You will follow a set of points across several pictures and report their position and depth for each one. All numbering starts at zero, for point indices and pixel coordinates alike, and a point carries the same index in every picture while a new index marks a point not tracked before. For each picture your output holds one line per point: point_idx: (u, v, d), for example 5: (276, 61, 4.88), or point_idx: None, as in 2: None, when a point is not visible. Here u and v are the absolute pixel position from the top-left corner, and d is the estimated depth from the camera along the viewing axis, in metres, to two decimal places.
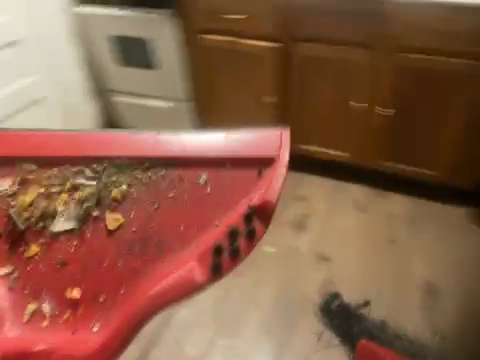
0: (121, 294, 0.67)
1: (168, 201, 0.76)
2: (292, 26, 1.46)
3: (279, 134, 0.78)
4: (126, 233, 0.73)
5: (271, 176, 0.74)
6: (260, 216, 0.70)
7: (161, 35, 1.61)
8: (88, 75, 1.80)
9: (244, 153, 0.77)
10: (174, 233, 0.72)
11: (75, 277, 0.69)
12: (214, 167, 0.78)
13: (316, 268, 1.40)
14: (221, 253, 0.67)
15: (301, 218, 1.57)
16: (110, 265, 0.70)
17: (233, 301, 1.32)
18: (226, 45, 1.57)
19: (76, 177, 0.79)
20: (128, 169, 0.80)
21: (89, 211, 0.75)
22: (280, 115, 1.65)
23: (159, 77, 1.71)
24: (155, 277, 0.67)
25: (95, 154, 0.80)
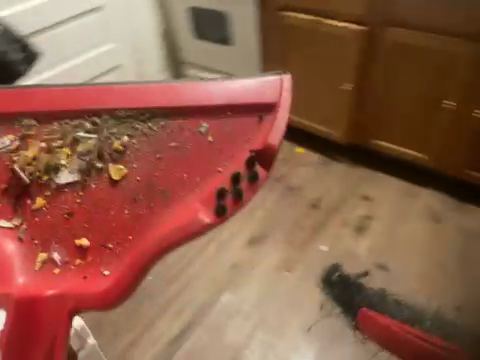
0: (128, 241, 0.59)
1: (162, 156, 0.62)
2: (381, 9, 1.32)
3: (279, 78, 0.61)
4: (132, 184, 0.61)
5: (272, 124, 0.59)
6: (263, 160, 0.59)
7: (240, 10, 1.55)
8: (163, 46, 1.83)
9: (240, 96, 0.60)
10: (174, 181, 0.61)
11: (83, 225, 0.61)
12: (207, 114, 0.62)
13: (373, 276, 1.28)
14: (224, 195, 0.57)
15: (362, 217, 1.45)
16: (117, 213, 0.60)
17: (279, 296, 1.26)
18: (305, 25, 1.47)
19: (77, 130, 0.63)
20: (130, 118, 0.63)
21: (92, 164, 0.62)
22: (354, 106, 1.52)
23: (234, 53, 1.66)
24: (158, 221, 0.59)
25: (83, 103, 0.62)
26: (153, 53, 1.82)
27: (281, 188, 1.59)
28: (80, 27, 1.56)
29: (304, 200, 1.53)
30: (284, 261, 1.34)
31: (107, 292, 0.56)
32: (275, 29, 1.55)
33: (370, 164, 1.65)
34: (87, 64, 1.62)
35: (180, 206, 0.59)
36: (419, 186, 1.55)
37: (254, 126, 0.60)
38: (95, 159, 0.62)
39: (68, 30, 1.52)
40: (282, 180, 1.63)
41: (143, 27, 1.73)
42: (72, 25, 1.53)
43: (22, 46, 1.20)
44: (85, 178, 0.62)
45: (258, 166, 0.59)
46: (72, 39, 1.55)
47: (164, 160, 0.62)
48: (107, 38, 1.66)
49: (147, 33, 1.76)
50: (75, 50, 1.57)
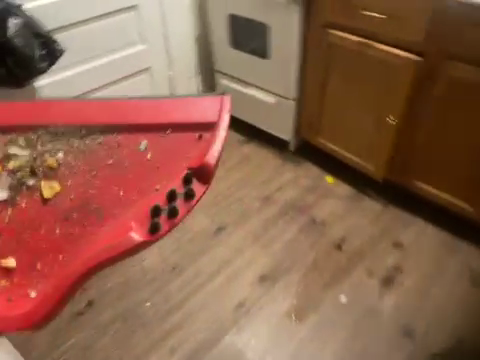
0: (59, 259, 0.71)
1: (107, 167, 0.86)
2: (444, 39, 1.14)
3: (219, 100, 0.91)
4: (65, 201, 0.80)
5: (208, 141, 0.86)
6: (196, 175, 0.81)
7: (283, 24, 1.42)
8: (196, 52, 1.77)
9: (181, 118, 0.90)
10: (113, 195, 0.81)
11: (13, 246, 0.74)
12: (156, 134, 0.90)
13: (395, 343, 1.13)
14: (159, 212, 0.76)
15: (389, 268, 1.29)
16: (47, 231, 0.75)
17: (285, 348, 1.12)
18: (354, 47, 1.32)
19: (10, 147, 0.88)
20: (64, 137, 0.91)
21: (22, 180, 0.83)
22: (398, 141, 1.37)
23: (269, 68, 1.57)
24: (91, 241, 0.73)
25: (33, 124, 0.92)
26: (187, 56, 1.75)
27: (303, 221, 1.45)
28: (111, 25, 1.47)
29: (327, 238, 1.39)
30: (295, 307, 1.20)
31: (34, 314, 0.63)
32: (319, 47, 1.41)
33: (406, 206, 1.48)
34: (116, 63, 1.55)
35: (116, 225, 0.76)
36: (462, 241, 1.36)
37: (192, 141, 0.87)
38: (26, 174, 0.84)
39: (96, 27, 1.44)
40: (306, 211, 1.49)
41: (178, 29, 1.65)
42: (102, 23, 1.45)
43: (43, 42, 1.15)
44: (15, 191, 0.81)
45: (194, 181, 0.81)
46: (100, 38, 1.47)
47: (101, 175, 0.85)
48: (139, 38, 1.58)
49: (182, 35, 1.68)
50: (103, 48, 1.49)
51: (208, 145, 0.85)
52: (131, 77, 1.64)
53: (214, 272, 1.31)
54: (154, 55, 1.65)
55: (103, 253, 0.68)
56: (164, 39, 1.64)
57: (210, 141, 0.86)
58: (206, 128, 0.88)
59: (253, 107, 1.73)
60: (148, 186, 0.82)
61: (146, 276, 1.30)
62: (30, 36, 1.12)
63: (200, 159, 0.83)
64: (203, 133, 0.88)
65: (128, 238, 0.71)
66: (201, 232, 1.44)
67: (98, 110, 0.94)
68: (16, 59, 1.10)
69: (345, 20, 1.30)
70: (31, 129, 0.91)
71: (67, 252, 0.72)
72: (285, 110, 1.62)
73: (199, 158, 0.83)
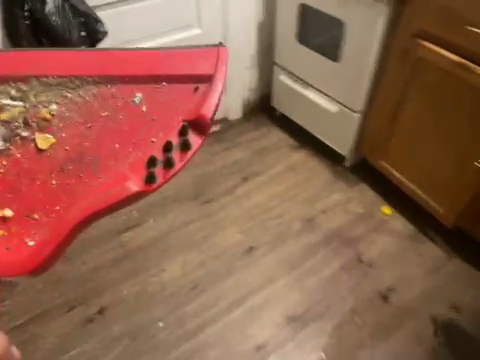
0: (55, 211, 0.70)
1: (102, 119, 0.81)
2: None
3: (217, 51, 0.87)
4: (60, 153, 0.77)
5: (206, 92, 0.83)
6: (195, 129, 0.79)
7: (364, 24, 1.20)
8: (258, 40, 1.59)
9: (178, 69, 0.86)
10: (109, 149, 0.77)
11: (7, 196, 0.72)
12: (150, 86, 0.85)
13: None
14: (155, 164, 0.74)
15: (439, 337, 1.11)
16: (43, 183, 0.73)
17: None
18: (445, 67, 1.08)
19: (2, 97, 0.82)
20: (55, 88, 0.84)
21: (17, 131, 0.79)
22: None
23: (338, 73, 1.35)
24: (86, 191, 0.72)
25: (23, 74, 0.84)
26: (243, 44, 1.56)
27: (347, 256, 1.27)
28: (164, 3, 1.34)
29: (371, 284, 1.21)
30: None
31: (28, 263, 0.64)
32: (401, 60, 1.17)
33: (472, 259, 1.26)
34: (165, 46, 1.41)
35: (112, 172, 0.74)
36: None
37: (188, 95, 0.83)
38: (22, 126, 0.79)
39: (149, 5, 1.31)
40: (353, 245, 1.30)
41: (238, 15, 1.47)
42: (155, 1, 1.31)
43: (81, 22, 1.02)
44: (9, 143, 0.77)
45: (191, 133, 0.79)
46: (151, 17, 1.34)
47: (94, 128, 0.80)
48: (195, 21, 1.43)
49: (241, 22, 1.50)
50: (153, 29, 1.36)
51: (208, 94, 0.83)
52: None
53: (236, 301, 1.18)
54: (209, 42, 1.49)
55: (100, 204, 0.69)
56: (222, 24, 1.48)
57: (208, 91, 0.83)
58: (201, 79, 0.85)
59: (310, 112, 1.53)
60: (142, 139, 0.78)
61: (164, 290, 1.21)
62: (68, 14, 0.99)
63: (198, 110, 0.81)
64: (200, 83, 0.84)
65: (126, 189, 0.71)
66: (230, 247, 1.30)
67: (97, 62, 0.87)
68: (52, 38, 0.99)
69: (442, 32, 1.06)
70: (40, 76, 0.85)
71: (67, 208, 0.70)
72: (348, 124, 1.41)
73: (197, 109, 0.81)
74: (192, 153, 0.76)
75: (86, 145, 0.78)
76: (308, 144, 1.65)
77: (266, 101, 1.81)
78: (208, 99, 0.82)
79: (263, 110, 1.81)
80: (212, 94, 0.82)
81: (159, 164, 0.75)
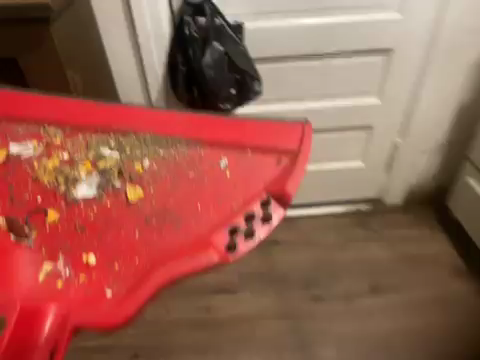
0: (135, 264, 0.68)
1: (186, 180, 0.75)
2: None
3: (300, 128, 0.77)
4: (147, 207, 0.72)
5: (289, 170, 0.73)
6: (277, 199, 0.71)
7: None
8: (448, 121, 1.40)
9: (262, 139, 0.77)
10: (190, 209, 0.72)
11: (91, 241, 0.70)
12: (235, 151, 0.76)
13: None
14: (234, 234, 0.69)
15: None
16: (126, 234, 0.70)
17: None
18: None
19: (101, 147, 0.77)
20: (150, 144, 0.77)
21: (110, 180, 0.74)
22: None
23: None
24: (168, 247, 0.69)
25: (124, 127, 0.79)
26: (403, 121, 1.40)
27: None
28: (330, 69, 1.27)
29: None
30: None
31: (107, 319, 0.64)
32: None
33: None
34: (319, 115, 1.37)
35: (194, 232, 0.70)
36: None
37: (267, 166, 0.74)
38: (116, 177, 0.74)
39: (314, 66, 1.26)
40: None
41: (411, 91, 1.33)
42: (321, 63, 1.26)
43: (237, 79, 1.11)
44: (100, 190, 0.73)
45: (273, 203, 0.71)
46: (310, 81, 1.29)
47: (180, 186, 0.74)
48: (358, 90, 1.33)
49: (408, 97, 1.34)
50: (320, 92, 1.33)
51: (290, 169, 0.73)
52: (325, 132, 1.43)
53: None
54: (380, 113, 1.38)
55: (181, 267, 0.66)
56: (403, 100, 1.35)
57: (291, 165, 0.73)
58: (284, 153, 0.75)
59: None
60: (219, 205, 0.72)
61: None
62: (225, 69, 1.09)
63: (281, 183, 0.72)
64: (283, 156, 0.75)
65: (205, 260, 0.66)
66: None
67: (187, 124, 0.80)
68: (207, 88, 1.10)
69: None
70: (137, 131, 0.79)
71: (146, 265, 0.68)
72: None
73: (280, 183, 0.72)
74: (275, 222, 0.69)
75: (171, 203, 0.73)
76: (434, 275, 1.43)
77: (410, 203, 1.63)
78: (291, 176, 0.72)
79: (409, 207, 1.62)
80: (297, 171, 0.72)
81: (240, 232, 0.69)
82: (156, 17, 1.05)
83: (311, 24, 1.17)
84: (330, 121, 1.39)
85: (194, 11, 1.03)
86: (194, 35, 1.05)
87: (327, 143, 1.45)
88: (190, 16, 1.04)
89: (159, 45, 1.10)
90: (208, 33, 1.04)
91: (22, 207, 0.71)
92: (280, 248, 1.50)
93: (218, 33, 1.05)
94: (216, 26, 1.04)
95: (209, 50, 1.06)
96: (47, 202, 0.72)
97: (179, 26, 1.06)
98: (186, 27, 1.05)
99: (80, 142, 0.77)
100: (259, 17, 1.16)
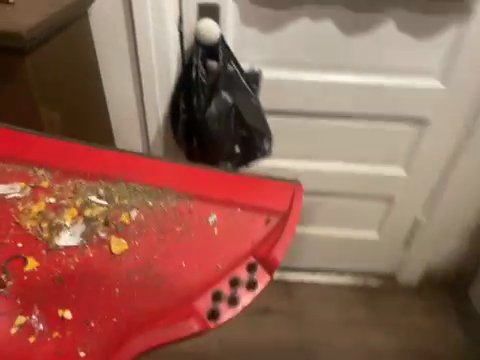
0: (112, 322, 0.61)
1: (173, 233, 0.68)
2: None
3: (292, 187, 0.72)
4: (131, 261, 0.66)
5: (278, 233, 0.67)
6: (264, 264, 0.65)
7: None
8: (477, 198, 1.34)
9: (253, 195, 0.72)
10: (174, 266, 0.66)
11: (68, 295, 0.63)
12: (225, 206, 0.71)
13: None
14: (217, 300, 0.63)
15: None
16: (106, 289, 0.63)
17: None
18: None
19: (89, 192, 0.71)
20: (140, 193, 0.72)
21: (95, 229, 0.68)
22: None
23: None
24: (149, 306, 0.63)
25: (114, 174, 0.73)
26: (413, 188, 1.35)
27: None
28: (341, 132, 1.24)
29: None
30: None
31: None
32: None
33: None
34: (324, 180, 1.35)
35: (177, 293, 0.64)
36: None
37: (257, 226, 0.69)
38: (101, 226, 0.68)
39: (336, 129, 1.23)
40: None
41: (426, 157, 1.26)
42: (333, 124, 1.22)
43: (244, 136, 1.13)
44: (84, 240, 0.67)
45: (259, 267, 0.65)
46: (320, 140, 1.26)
47: (165, 240, 0.68)
48: (368, 158, 1.30)
49: (422, 163, 1.28)
50: (342, 155, 1.30)
51: (280, 230, 0.68)
52: (329, 197, 1.40)
53: None
54: (406, 184, 1.34)
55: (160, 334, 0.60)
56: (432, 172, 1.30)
57: (282, 225, 0.68)
58: (275, 210, 0.70)
59: None
60: (205, 263, 0.66)
61: None
62: (230, 122, 1.10)
63: (269, 247, 0.66)
64: (273, 214, 0.70)
65: (184, 328, 0.61)
66: None
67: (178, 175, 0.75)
68: (210, 139, 1.10)
69: None
70: (128, 179, 0.73)
71: (124, 325, 0.61)
72: None
73: (268, 246, 0.66)
74: (261, 288, 0.64)
75: (155, 260, 0.66)
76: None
77: (423, 282, 1.65)
78: (280, 239, 0.67)
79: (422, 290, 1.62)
80: (288, 231, 0.67)
81: (223, 298, 0.63)
82: (162, 47, 1.05)
83: (328, 79, 1.13)
84: (334, 188, 1.36)
85: (205, 55, 1.03)
86: (203, 81, 1.05)
87: (329, 209, 1.43)
88: (200, 58, 1.04)
89: (163, 76, 1.10)
90: (218, 80, 1.05)
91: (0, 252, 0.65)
92: (272, 316, 1.54)
93: (229, 81, 1.05)
94: (227, 74, 1.04)
95: (215, 100, 1.06)
96: (27, 249, 0.65)
97: (187, 69, 1.06)
98: (194, 70, 1.04)
99: (69, 185, 0.71)
100: (276, 66, 1.12)
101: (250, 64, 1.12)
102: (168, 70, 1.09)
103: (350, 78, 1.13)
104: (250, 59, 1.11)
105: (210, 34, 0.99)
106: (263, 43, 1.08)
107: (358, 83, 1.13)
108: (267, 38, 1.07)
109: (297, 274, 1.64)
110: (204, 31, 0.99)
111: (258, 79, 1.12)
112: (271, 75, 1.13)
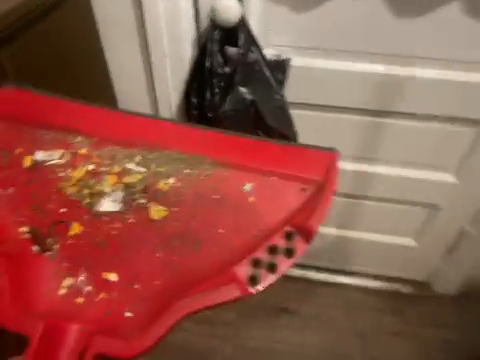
0: (154, 285, 0.61)
1: (209, 202, 0.67)
2: None
3: (327, 156, 0.67)
4: (169, 227, 0.65)
5: (315, 202, 0.63)
6: (301, 232, 0.61)
7: None
8: None
9: (287, 163, 0.67)
10: (211, 233, 0.64)
11: (111, 259, 0.62)
12: (259, 174, 0.68)
13: None
14: (256, 266, 0.60)
15: None
16: (148, 253, 0.63)
17: None
18: None
19: (126, 160, 0.70)
20: (176, 162, 0.70)
21: (134, 196, 0.67)
22: None
23: None
24: (189, 271, 0.62)
25: (146, 141, 0.71)
26: (457, 195, 1.19)
27: None
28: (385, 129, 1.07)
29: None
30: None
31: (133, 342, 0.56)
32: None
33: None
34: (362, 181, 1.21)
35: (216, 259, 0.62)
36: None
37: (292, 195, 0.65)
38: (141, 193, 0.67)
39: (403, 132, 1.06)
40: None
41: None
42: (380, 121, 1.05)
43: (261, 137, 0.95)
44: (125, 205, 0.66)
45: (297, 235, 0.61)
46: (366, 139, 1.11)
47: (202, 207, 0.66)
48: (424, 163, 1.13)
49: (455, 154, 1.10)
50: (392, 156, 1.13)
51: (315, 200, 0.63)
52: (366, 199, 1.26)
53: None
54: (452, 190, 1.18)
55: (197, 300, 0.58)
56: None
57: (316, 194, 0.64)
58: (311, 179, 0.66)
59: None
60: (240, 232, 0.64)
61: None
62: (247, 120, 0.93)
63: (307, 216, 0.62)
64: (307, 183, 0.66)
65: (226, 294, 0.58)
66: None
67: (210, 143, 0.71)
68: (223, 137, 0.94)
69: None
70: (161, 147, 0.71)
71: (165, 289, 0.60)
72: None
73: (305, 215, 0.62)
74: (299, 254, 0.61)
75: (193, 225, 0.65)
76: None
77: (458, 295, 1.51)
78: (317, 208, 0.63)
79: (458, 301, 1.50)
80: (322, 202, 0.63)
81: (264, 264, 0.60)
82: (175, 33, 0.85)
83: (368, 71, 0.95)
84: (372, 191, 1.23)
85: (223, 41, 0.87)
86: (225, 70, 0.88)
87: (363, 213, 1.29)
88: (216, 42, 0.86)
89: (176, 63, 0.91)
90: (235, 72, 0.88)
91: (43, 218, 0.64)
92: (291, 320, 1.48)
93: (249, 71, 0.89)
94: (251, 64, 0.88)
95: (230, 96, 0.90)
96: (69, 214, 0.65)
97: (202, 56, 0.89)
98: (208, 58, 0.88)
99: (106, 153, 0.70)
100: (309, 52, 0.95)
101: (278, 51, 0.96)
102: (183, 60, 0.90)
103: (388, 71, 0.95)
104: (278, 44, 0.94)
105: (229, 14, 0.80)
106: (293, 26, 0.91)
107: (402, 78, 0.95)
108: (302, 18, 0.89)
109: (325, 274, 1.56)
110: (221, 11, 0.81)
111: (285, 67, 0.95)
112: (301, 61, 0.96)
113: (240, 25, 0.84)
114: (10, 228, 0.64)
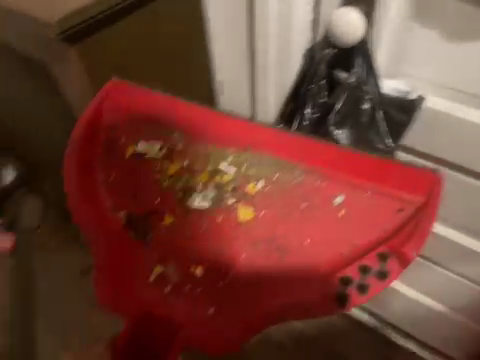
0: (236, 284, 0.65)
1: (297, 211, 0.66)
2: None
3: (432, 179, 0.60)
4: (256, 230, 0.67)
5: (415, 223, 0.60)
6: (395, 256, 0.60)
7: None
8: None
9: (386, 181, 0.63)
10: (297, 242, 0.65)
11: (198, 255, 0.66)
12: (353, 187, 0.65)
13: None
14: (348, 284, 0.61)
15: None
16: (231, 254, 0.66)
17: None
18: None
19: (218, 159, 0.70)
20: (267, 165, 0.69)
21: (223, 195, 0.69)
22: None
23: None
24: (270, 278, 0.65)
25: (241, 141, 0.70)
26: None
27: None
28: None
29: None
30: None
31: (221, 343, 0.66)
32: None
33: None
34: (452, 253, 0.86)
35: (299, 270, 0.64)
36: None
37: (388, 214, 0.62)
38: (230, 193, 0.69)
39: None
40: None
41: None
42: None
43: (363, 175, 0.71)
44: (215, 204, 0.68)
45: (391, 257, 0.60)
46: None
47: (290, 215, 0.66)
48: None
49: None
50: None
51: (416, 223, 0.60)
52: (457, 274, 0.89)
53: None
54: None
55: (274, 312, 0.64)
56: None
57: (416, 218, 0.60)
58: (410, 201, 0.61)
59: None
60: (327, 245, 0.63)
61: None
62: None
63: (403, 240, 0.60)
64: (406, 204, 0.61)
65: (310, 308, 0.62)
66: None
67: (305, 150, 0.67)
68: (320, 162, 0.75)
69: None
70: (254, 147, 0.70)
71: (249, 298, 0.65)
72: None
73: (401, 238, 0.60)
74: (393, 277, 0.60)
75: (278, 235, 0.65)
76: None
77: None
78: (415, 231, 0.60)
79: None
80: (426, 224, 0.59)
81: (354, 284, 0.61)
82: (288, 31, 0.72)
83: None
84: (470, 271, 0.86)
85: (333, 63, 0.74)
86: (324, 99, 0.75)
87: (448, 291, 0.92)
88: (326, 67, 0.74)
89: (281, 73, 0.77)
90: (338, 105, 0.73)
91: (139, 206, 0.69)
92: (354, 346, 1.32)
93: (355, 106, 0.73)
94: (359, 96, 0.72)
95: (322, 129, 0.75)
96: (163, 206, 0.69)
97: (300, 80, 0.78)
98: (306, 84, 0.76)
99: (200, 150, 0.71)
100: (452, 93, 0.70)
101: (413, 85, 0.73)
102: (288, 76, 0.78)
103: None
104: (412, 75, 0.72)
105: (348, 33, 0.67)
106: (440, 57, 0.68)
107: None
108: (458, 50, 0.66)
109: (374, 322, 1.14)
110: (344, 32, 0.67)
111: (413, 107, 0.70)
112: (440, 103, 0.69)
113: (358, 48, 0.70)
114: (109, 213, 0.70)
